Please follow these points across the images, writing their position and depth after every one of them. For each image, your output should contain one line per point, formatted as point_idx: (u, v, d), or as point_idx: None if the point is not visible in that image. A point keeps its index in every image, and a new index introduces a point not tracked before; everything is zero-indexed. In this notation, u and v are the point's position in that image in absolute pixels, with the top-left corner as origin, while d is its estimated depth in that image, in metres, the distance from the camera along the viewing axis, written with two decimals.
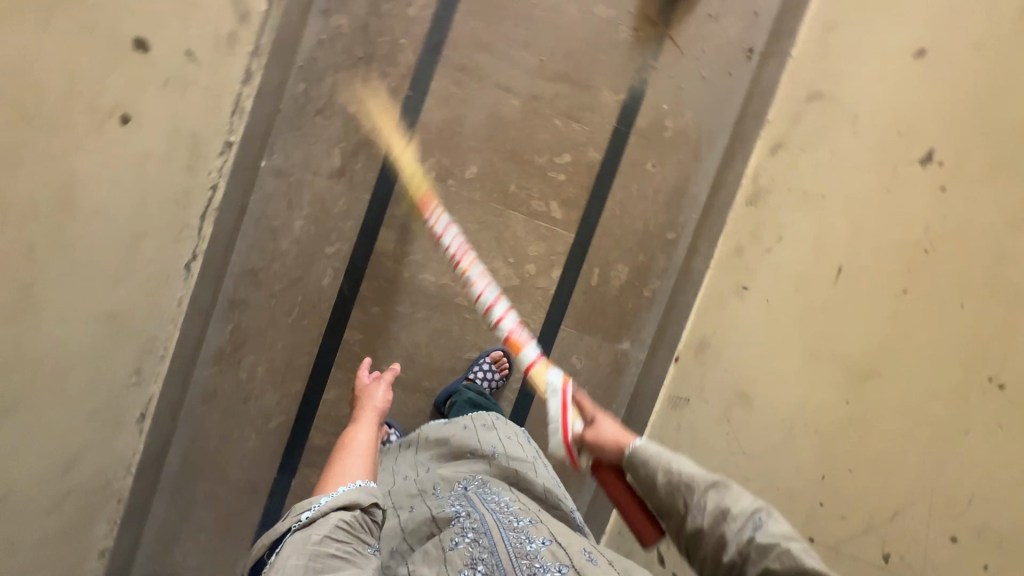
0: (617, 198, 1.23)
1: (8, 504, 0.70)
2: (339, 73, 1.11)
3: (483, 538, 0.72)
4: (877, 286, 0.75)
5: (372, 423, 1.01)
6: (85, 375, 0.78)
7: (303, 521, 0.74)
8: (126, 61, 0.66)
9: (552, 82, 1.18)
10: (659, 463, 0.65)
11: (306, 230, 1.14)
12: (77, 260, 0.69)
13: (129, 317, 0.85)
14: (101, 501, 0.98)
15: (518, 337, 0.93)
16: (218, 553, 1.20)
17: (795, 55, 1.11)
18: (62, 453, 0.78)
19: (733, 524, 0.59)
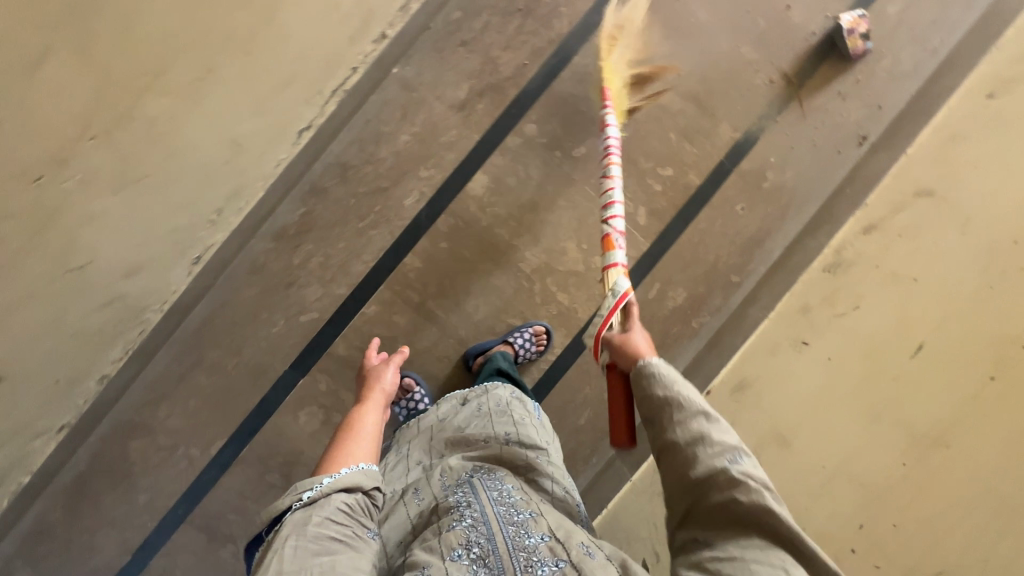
0: (699, 226, 1.26)
1: (92, 271, 0.93)
2: (495, 16, 1.14)
3: (481, 525, 0.73)
4: (967, 373, 0.88)
5: (380, 405, 0.97)
6: (189, 185, 0.98)
7: (304, 502, 0.70)
8: None
9: (680, 99, 1.22)
10: (661, 381, 0.65)
11: (409, 146, 1.15)
12: (249, 68, 0.94)
13: (249, 150, 1.03)
14: (129, 324, 1.07)
15: (615, 240, 0.95)
16: (202, 424, 1.18)
17: (909, 152, 1.03)
18: (146, 244, 0.98)
19: (712, 449, 0.58)
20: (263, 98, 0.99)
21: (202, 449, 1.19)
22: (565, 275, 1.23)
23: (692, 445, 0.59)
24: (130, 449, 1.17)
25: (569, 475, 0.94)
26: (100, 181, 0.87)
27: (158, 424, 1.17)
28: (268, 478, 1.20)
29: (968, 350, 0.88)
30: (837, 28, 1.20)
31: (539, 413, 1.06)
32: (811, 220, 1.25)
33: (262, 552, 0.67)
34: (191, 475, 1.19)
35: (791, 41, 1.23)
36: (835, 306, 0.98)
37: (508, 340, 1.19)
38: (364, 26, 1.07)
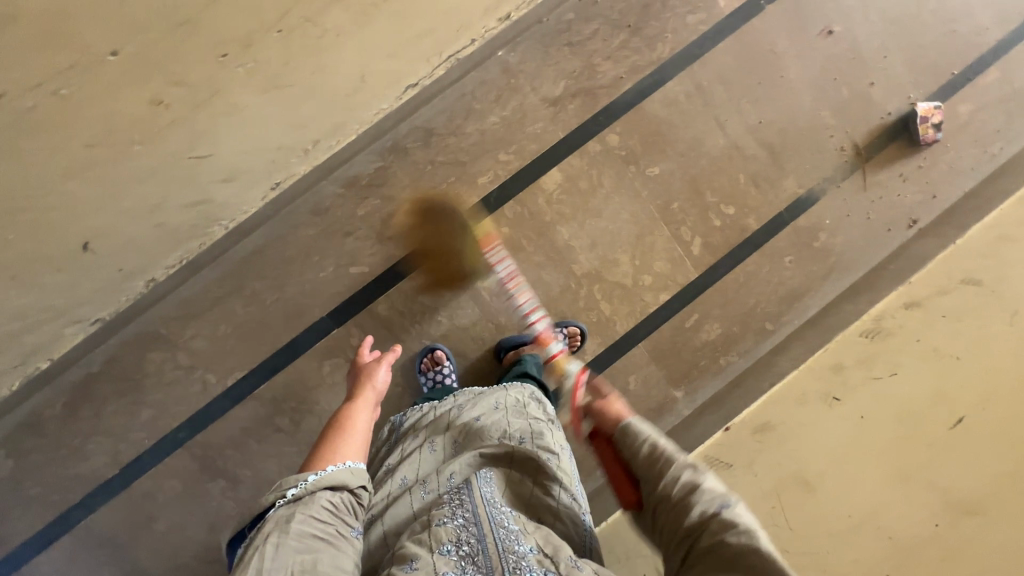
0: (747, 268, 1.30)
1: (202, 167, 0.93)
2: (605, 26, 1.18)
3: (473, 526, 0.70)
4: (1009, 450, 0.90)
5: (372, 405, 0.90)
6: (310, 108, 0.96)
7: (288, 499, 0.68)
8: None
9: (757, 144, 1.27)
10: (645, 438, 0.67)
11: (495, 128, 1.17)
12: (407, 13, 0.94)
13: (367, 94, 1.01)
14: (191, 234, 1.02)
15: (551, 337, 1.10)
16: (225, 352, 1.16)
17: (956, 243, 1.04)
18: (250, 156, 0.97)
19: (703, 499, 0.58)
20: (397, 45, 0.97)
21: (218, 377, 1.16)
22: (612, 286, 1.25)
23: (684, 496, 0.59)
24: (146, 360, 1.14)
25: (580, 487, 0.88)
26: (248, 79, 0.87)
27: (181, 341, 1.14)
28: (276, 421, 1.18)
29: (1008, 434, 0.90)
30: (911, 113, 1.28)
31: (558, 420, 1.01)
32: (852, 286, 1.29)
33: (243, 548, 0.64)
34: (200, 401, 1.16)
35: (867, 116, 1.29)
36: (871, 369, 1.01)
37: (542, 338, 1.18)
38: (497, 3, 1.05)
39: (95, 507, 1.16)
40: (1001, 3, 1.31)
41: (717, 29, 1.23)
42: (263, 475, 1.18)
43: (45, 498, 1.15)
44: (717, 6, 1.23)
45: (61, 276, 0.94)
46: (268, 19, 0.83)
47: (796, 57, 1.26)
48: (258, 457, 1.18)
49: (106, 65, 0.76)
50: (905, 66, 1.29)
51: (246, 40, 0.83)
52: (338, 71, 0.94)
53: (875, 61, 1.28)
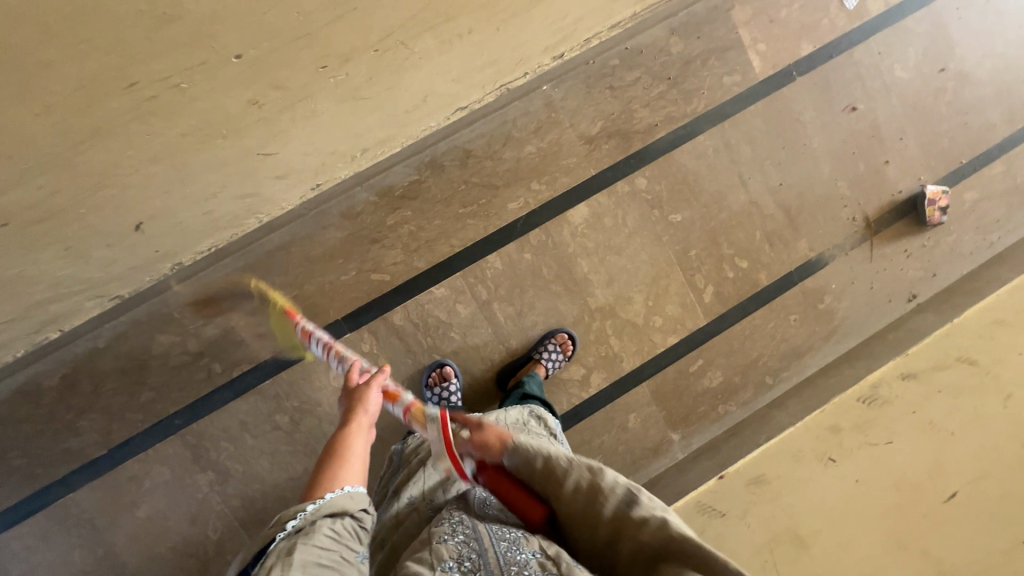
0: (754, 322, 1.34)
1: (260, 168, 0.91)
2: (647, 75, 1.23)
3: (474, 541, 0.65)
4: (1008, 534, 0.90)
5: (366, 431, 0.88)
6: (371, 124, 0.96)
7: (288, 531, 0.66)
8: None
9: (776, 205, 1.32)
10: (529, 455, 0.67)
11: (531, 158, 1.21)
12: (470, 52, 0.94)
13: (419, 115, 1.02)
14: (225, 226, 1.00)
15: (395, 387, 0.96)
16: (236, 343, 1.15)
17: (954, 324, 1.12)
18: (302, 161, 0.95)
19: (611, 498, 0.61)
20: (463, 69, 0.97)
21: (224, 367, 1.15)
22: (624, 323, 1.28)
23: (594, 504, 0.61)
24: (155, 342, 1.13)
25: None
26: (331, 92, 0.85)
27: (193, 327, 1.13)
28: (276, 418, 1.17)
29: (1007, 513, 0.91)
30: (921, 194, 1.35)
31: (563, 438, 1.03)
32: (850, 350, 1.35)
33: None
34: (203, 389, 1.15)
35: (880, 191, 1.36)
36: (867, 434, 1.04)
37: (537, 356, 1.20)
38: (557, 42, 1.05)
39: (77, 486, 1.13)
40: (1012, 103, 1.39)
41: (752, 92, 1.28)
42: (257, 472, 1.17)
43: (27, 470, 1.12)
44: (753, 70, 1.28)
45: (94, 259, 0.91)
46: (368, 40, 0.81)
47: (821, 128, 1.32)
48: (253, 453, 1.17)
49: (226, 66, 0.74)
50: (919, 148, 1.37)
51: (346, 54, 0.81)
52: (406, 90, 0.93)
53: (892, 141, 1.35)
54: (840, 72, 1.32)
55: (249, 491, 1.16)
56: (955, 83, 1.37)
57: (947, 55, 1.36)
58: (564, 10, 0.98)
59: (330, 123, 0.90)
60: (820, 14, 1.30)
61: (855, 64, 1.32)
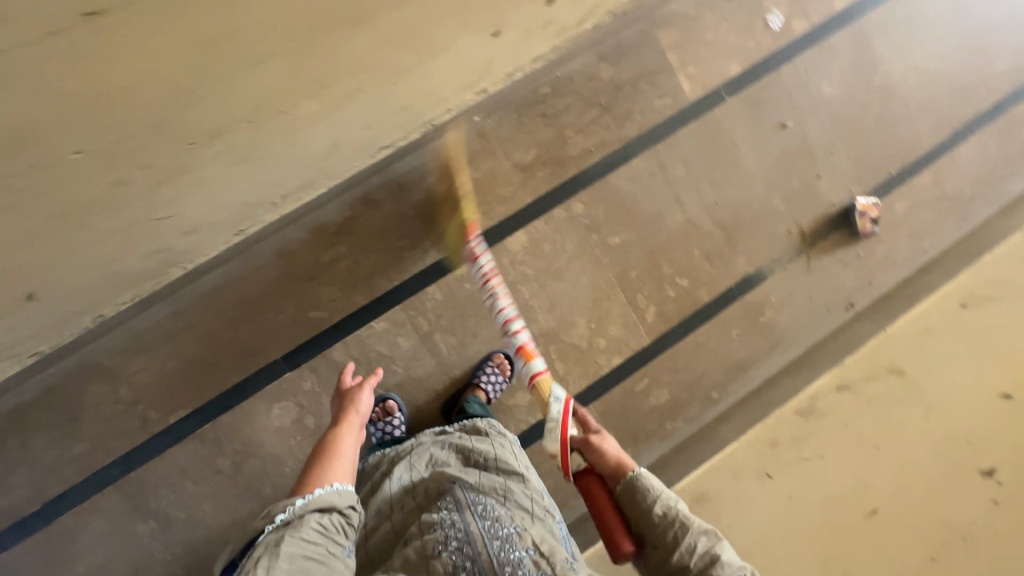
0: (697, 338, 1.36)
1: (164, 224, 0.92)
2: (578, 102, 1.25)
3: (467, 547, 0.79)
4: (915, 547, 0.96)
5: (359, 432, 0.96)
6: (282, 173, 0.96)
7: (276, 524, 0.74)
8: (482, 38, 0.98)
9: (713, 223, 1.34)
10: (659, 498, 0.84)
11: (466, 188, 1.21)
12: (376, 105, 0.96)
13: (335, 159, 1.01)
14: (143, 278, 0.98)
15: (530, 349, 1.06)
16: (172, 388, 1.13)
17: (889, 330, 1.12)
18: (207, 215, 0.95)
19: (723, 569, 0.76)
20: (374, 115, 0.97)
21: (161, 414, 1.13)
22: (567, 346, 1.29)
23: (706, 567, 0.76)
24: (86, 393, 1.10)
25: (547, 495, 1.00)
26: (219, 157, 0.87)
27: (126, 376, 1.11)
28: (218, 461, 1.16)
29: (914, 532, 0.96)
30: (852, 207, 1.38)
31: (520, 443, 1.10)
32: (793, 361, 1.37)
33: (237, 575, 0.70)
34: (139, 437, 1.13)
35: (814, 205, 1.39)
36: (802, 449, 1.06)
37: (478, 382, 1.20)
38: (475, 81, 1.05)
39: (12, 543, 1.10)
40: (938, 114, 1.44)
41: (683, 114, 1.31)
42: (199, 517, 1.15)
43: None
44: (683, 92, 1.30)
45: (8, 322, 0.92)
46: (237, 114, 0.85)
47: (753, 147, 1.35)
48: (195, 498, 1.15)
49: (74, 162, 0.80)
50: (850, 162, 1.40)
51: (216, 128, 0.85)
52: (309, 143, 0.94)
53: (823, 156, 1.39)
54: (769, 92, 1.35)
55: (193, 537, 1.14)
56: (882, 97, 1.41)
57: (872, 71, 1.40)
58: (471, 56, 0.99)
59: (234, 175, 0.91)
60: (746, 36, 1.33)
61: (783, 83, 1.35)
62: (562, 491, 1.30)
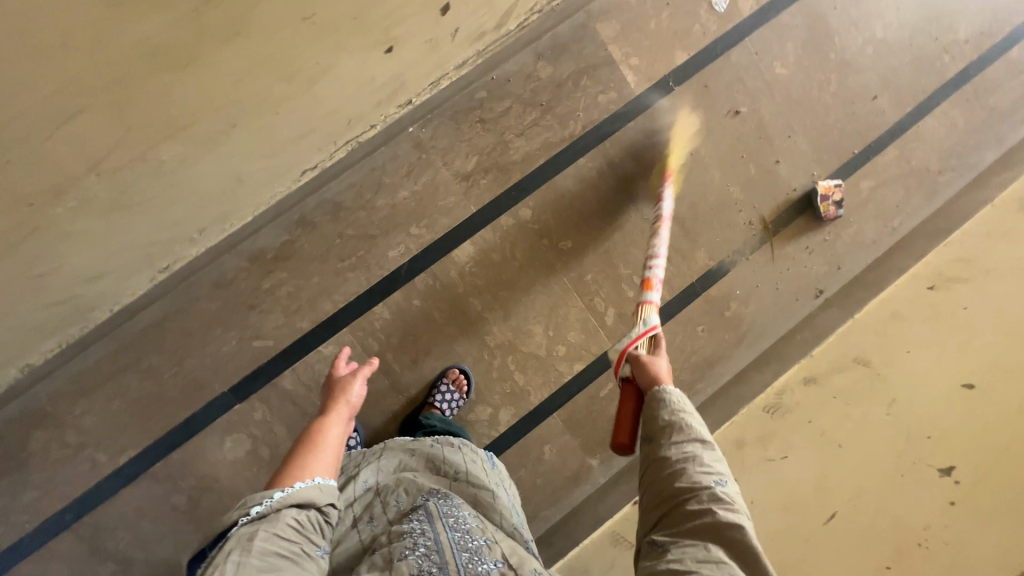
0: (660, 338, 1.32)
1: (48, 281, 0.87)
2: (517, 104, 1.20)
3: (435, 554, 0.74)
4: (872, 552, 0.92)
5: (346, 418, 0.91)
6: (181, 213, 0.93)
7: (252, 516, 0.68)
8: (375, 56, 0.91)
9: (669, 219, 1.30)
10: (667, 403, 0.71)
11: (407, 202, 1.17)
12: (268, 131, 0.89)
13: (246, 189, 0.98)
14: (62, 327, 0.98)
15: (654, 281, 1.02)
16: (118, 429, 1.11)
17: (856, 316, 1.07)
18: (104, 264, 0.91)
19: (700, 473, 0.64)
20: (284, 139, 0.93)
21: (110, 456, 1.11)
22: (525, 356, 1.25)
23: (683, 464, 0.65)
24: (31, 440, 1.08)
25: (516, 512, 0.98)
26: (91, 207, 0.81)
27: (70, 420, 1.09)
28: (172, 499, 1.13)
29: (873, 539, 0.93)
30: (814, 190, 1.33)
31: (493, 461, 1.08)
32: (762, 354, 1.32)
33: (203, 568, 0.64)
34: (90, 480, 1.10)
35: (774, 192, 1.34)
36: (767, 449, 1.02)
37: (433, 404, 1.16)
38: (391, 95, 1.02)
39: None
40: (899, 87, 1.38)
41: (629, 107, 1.26)
42: (157, 558, 1.12)
43: None
44: (627, 85, 1.25)
45: None
46: (79, 170, 0.76)
47: (705, 137, 1.30)
48: (152, 539, 1.12)
49: None
50: (810, 144, 1.35)
51: (57, 188, 0.76)
52: (206, 179, 0.90)
53: (780, 140, 1.34)
54: (718, 78, 1.30)
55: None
56: (839, 73, 1.35)
57: (827, 47, 1.34)
58: (370, 73, 0.93)
59: (122, 222, 0.87)
60: (690, 21, 1.28)
61: (732, 68, 1.30)
62: (532, 502, 1.26)
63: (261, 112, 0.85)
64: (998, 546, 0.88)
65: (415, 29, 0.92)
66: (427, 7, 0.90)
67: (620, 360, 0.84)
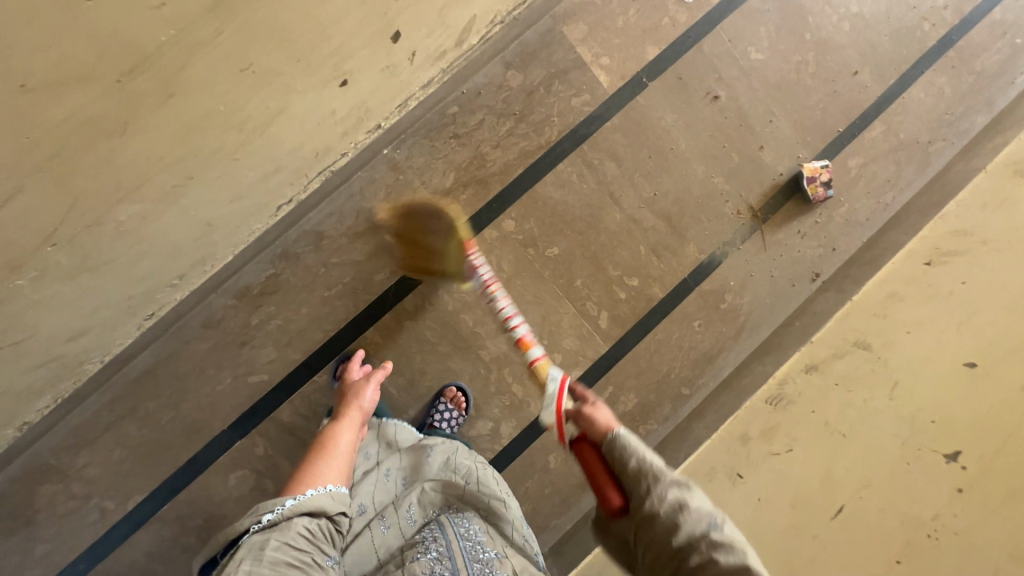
0: (658, 336, 1.29)
1: (26, 346, 0.86)
2: (490, 115, 1.19)
3: (447, 560, 0.75)
4: (883, 546, 0.91)
5: (358, 424, 0.96)
6: (158, 262, 0.93)
7: (264, 524, 0.72)
8: (330, 89, 0.90)
9: (655, 216, 1.28)
10: (632, 452, 0.72)
11: (388, 225, 1.17)
12: (231, 173, 0.89)
13: (222, 231, 0.98)
14: (53, 384, 0.99)
15: (529, 338, 1.01)
16: (123, 476, 1.11)
17: (855, 299, 1.03)
18: (85, 321, 0.91)
19: (690, 518, 0.65)
20: (255, 178, 0.93)
21: (117, 503, 1.11)
22: (522, 368, 1.24)
23: (674, 516, 0.65)
24: (38, 494, 1.09)
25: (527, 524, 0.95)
26: (56, 272, 0.79)
27: (74, 471, 1.10)
28: (182, 540, 1.13)
29: (880, 527, 0.92)
30: (800, 173, 1.31)
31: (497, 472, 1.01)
32: (763, 343, 1.30)
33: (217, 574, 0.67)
34: (99, 529, 1.11)
35: (759, 178, 1.32)
36: (772, 443, 1.00)
37: (433, 423, 1.15)
38: (358, 122, 1.02)
39: None
40: (880, 60, 1.35)
41: (604, 107, 1.25)
42: None
43: None
44: (600, 86, 1.24)
45: None
46: (33, 242, 0.75)
47: (684, 129, 1.28)
48: None
49: None
50: (793, 127, 1.33)
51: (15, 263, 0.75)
52: (179, 225, 0.89)
53: (761, 125, 1.31)
54: (691, 70, 1.28)
55: None
56: (816, 52, 1.33)
57: (801, 27, 1.32)
58: (328, 106, 0.92)
59: (100, 280, 0.87)
60: (658, 15, 1.26)
61: (705, 57, 1.28)
62: (541, 512, 1.24)
63: (222, 159, 0.85)
64: (1008, 535, 0.87)
65: (369, 58, 0.92)
66: (376, 36, 0.89)
67: (561, 421, 0.87)
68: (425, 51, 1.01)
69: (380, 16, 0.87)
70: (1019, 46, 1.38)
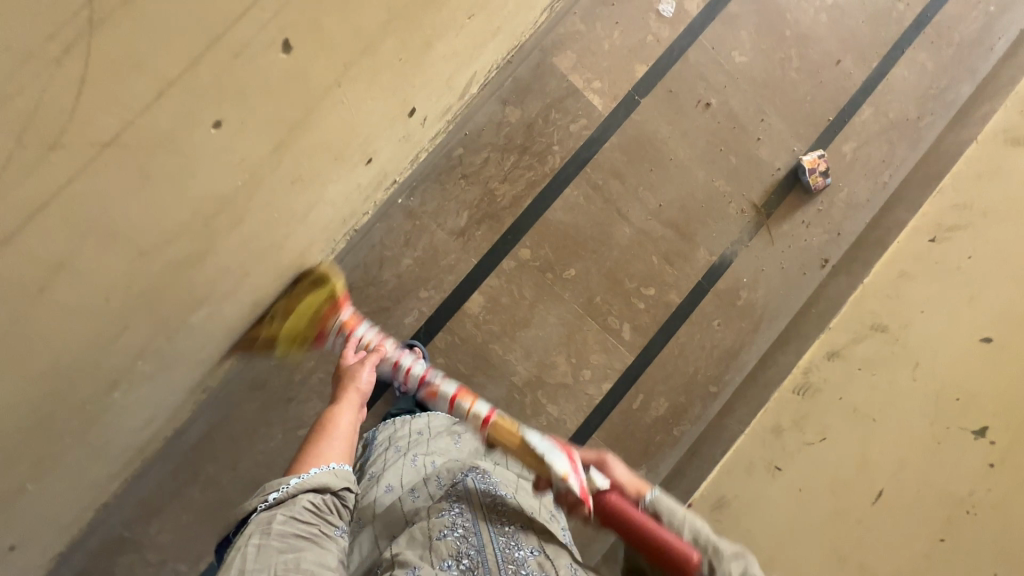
0: (680, 339, 1.33)
1: (111, 445, 0.91)
2: (494, 152, 1.24)
3: (473, 536, 0.70)
4: (924, 525, 0.95)
5: (355, 407, 0.96)
6: (215, 345, 0.98)
7: (270, 502, 0.73)
8: (357, 172, 0.96)
9: (663, 225, 1.33)
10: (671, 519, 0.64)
11: (411, 269, 1.22)
12: (277, 257, 0.94)
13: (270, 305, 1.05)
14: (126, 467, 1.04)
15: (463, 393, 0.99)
16: (193, 539, 1.17)
17: (865, 283, 1.06)
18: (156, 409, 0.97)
19: None
20: (293, 254, 0.99)
21: (190, 564, 1.17)
22: (554, 387, 1.28)
23: None
24: (115, 566, 1.14)
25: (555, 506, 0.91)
26: (140, 379, 0.84)
27: (148, 540, 1.16)
28: None
29: (919, 505, 0.96)
30: (799, 165, 1.35)
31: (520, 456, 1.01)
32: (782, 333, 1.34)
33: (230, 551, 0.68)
34: None
35: (759, 175, 1.36)
36: (805, 433, 1.05)
37: None
38: (377, 183, 1.07)
39: None
40: (861, 46, 1.39)
41: (602, 129, 1.30)
42: None
43: None
44: (596, 110, 1.29)
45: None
46: (127, 361, 0.78)
47: (680, 139, 1.33)
48: None
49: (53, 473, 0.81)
50: (786, 122, 1.37)
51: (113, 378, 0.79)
52: (233, 311, 0.94)
53: (754, 125, 1.36)
54: (680, 81, 1.33)
55: None
56: (798, 47, 1.37)
57: (780, 26, 1.37)
58: (354, 181, 0.98)
59: (169, 374, 0.92)
60: (642, 33, 1.31)
61: (692, 67, 1.33)
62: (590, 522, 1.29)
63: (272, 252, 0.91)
64: None
65: (390, 135, 0.97)
66: (394, 117, 0.94)
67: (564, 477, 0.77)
68: (433, 113, 1.06)
69: (400, 100, 0.92)
70: (993, 13, 1.42)
